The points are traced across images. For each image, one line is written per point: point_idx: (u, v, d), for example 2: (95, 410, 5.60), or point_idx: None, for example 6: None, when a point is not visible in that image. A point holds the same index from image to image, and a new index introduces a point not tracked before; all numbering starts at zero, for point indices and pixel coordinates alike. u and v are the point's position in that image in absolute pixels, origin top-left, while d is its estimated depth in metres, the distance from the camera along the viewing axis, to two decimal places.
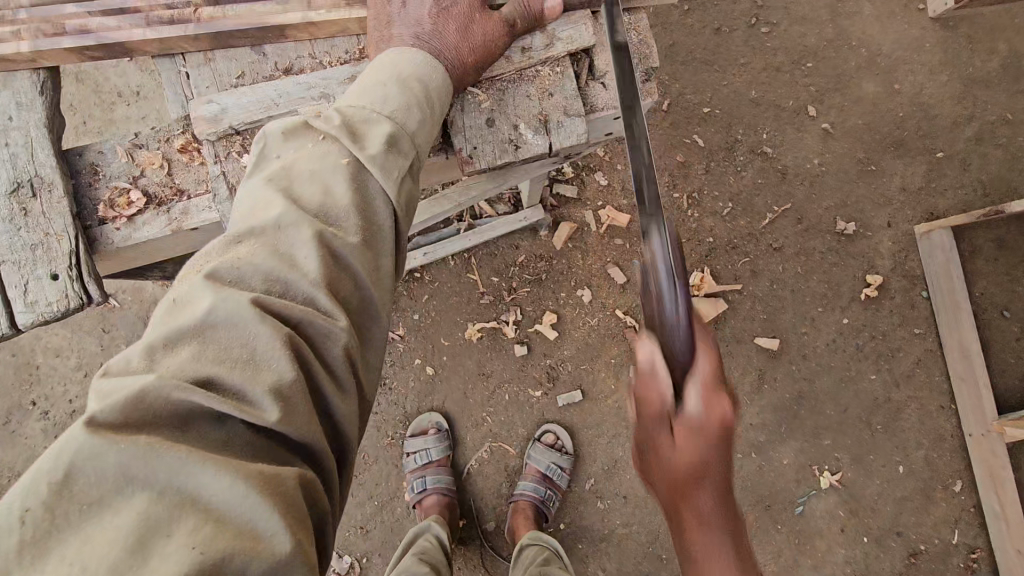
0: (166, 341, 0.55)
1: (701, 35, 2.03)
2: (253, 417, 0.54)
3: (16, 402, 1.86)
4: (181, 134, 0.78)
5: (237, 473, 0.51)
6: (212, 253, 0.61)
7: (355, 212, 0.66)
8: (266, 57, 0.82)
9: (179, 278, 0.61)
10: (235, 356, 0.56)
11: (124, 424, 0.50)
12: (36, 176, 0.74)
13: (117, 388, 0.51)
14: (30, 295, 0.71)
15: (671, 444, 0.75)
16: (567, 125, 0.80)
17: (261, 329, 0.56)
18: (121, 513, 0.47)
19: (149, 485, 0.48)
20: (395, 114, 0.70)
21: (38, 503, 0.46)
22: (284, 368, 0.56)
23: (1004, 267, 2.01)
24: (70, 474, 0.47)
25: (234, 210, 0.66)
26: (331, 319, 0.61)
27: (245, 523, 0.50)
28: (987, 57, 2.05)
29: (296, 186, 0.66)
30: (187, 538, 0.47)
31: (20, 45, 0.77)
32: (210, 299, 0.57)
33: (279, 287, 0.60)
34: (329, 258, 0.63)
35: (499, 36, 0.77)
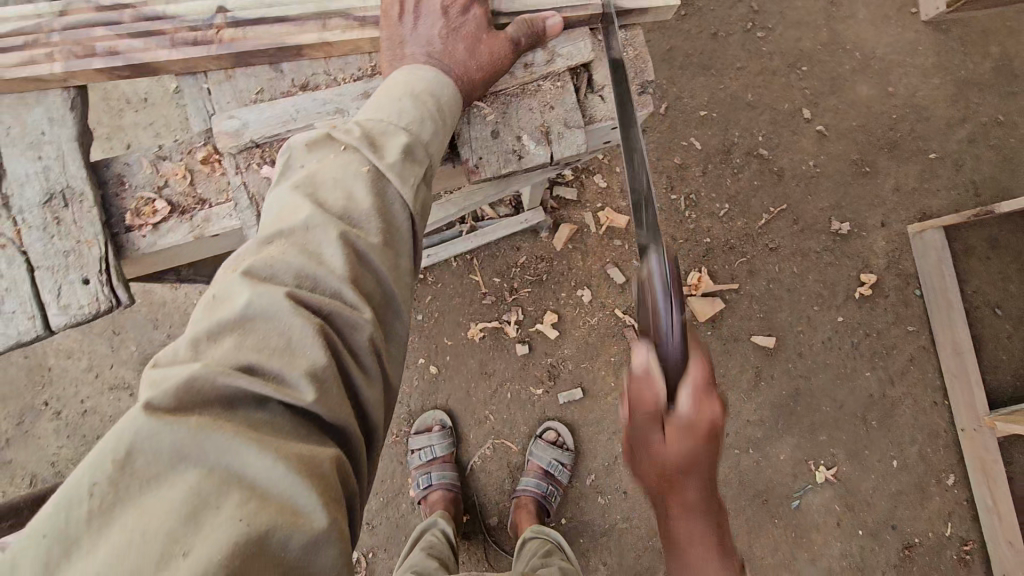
0: (209, 333, 0.59)
1: (699, 40, 2.07)
2: (293, 399, 0.58)
3: (29, 402, 1.91)
4: (203, 146, 0.83)
5: (277, 453, 0.55)
6: (247, 253, 0.65)
7: (376, 214, 0.71)
8: (283, 74, 0.86)
9: (217, 277, 0.65)
10: (272, 345, 0.60)
11: (176, 407, 0.54)
12: (68, 187, 0.78)
13: (169, 375, 0.55)
14: (63, 298, 0.76)
15: (663, 444, 0.82)
16: (567, 136, 0.84)
17: (295, 320, 0.61)
18: (176, 487, 0.51)
19: (200, 462, 0.53)
20: (410, 126, 0.75)
21: (105, 477, 0.50)
22: (317, 355, 0.61)
23: (996, 266, 2.05)
24: (131, 451, 0.51)
25: (264, 215, 0.70)
26: (358, 312, 0.66)
27: (286, 499, 0.54)
28: (978, 60, 2.09)
29: (321, 191, 0.70)
30: (234, 510, 0.51)
31: (54, 66, 0.81)
32: (248, 293, 0.61)
33: (309, 283, 0.64)
34: (353, 255, 0.67)
35: (504, 55, 0.81)
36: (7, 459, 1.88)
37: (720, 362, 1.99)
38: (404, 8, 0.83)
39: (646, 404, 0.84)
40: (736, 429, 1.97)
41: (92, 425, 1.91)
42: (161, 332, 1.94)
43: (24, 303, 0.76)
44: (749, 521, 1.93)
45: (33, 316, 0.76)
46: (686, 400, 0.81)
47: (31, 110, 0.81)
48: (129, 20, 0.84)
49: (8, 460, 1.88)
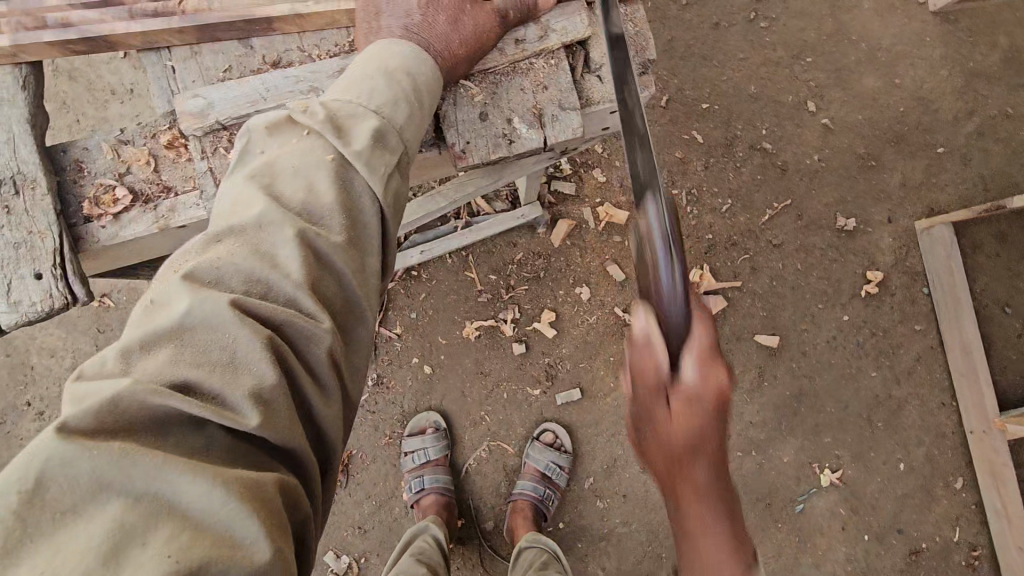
0: (142, 343, 0.53)
1: (700, 30, 2.01)
2: (233, 422, 0.52)
3: (11, 403, 1.85)
4: (168, 129, 0.77)
5: (215, 478, 0.49)
6: (191, 253, 0.59)
7: (339, 211, 0.65)
8: (254, 50, 0.80)
9: (157, 279, 0.59)
10: (213, 359, 0.54)
11: (97, 430, 0.48)
12: (18, 174, 0.72)
13: (92, 392, 0.49)
14: (12, 294, 0.70)
15: (668, 417, 0.75)
16: (562, 119, 0.78)
17: (240, 332, 0.55)
18: (95, 521, 0.46)
19: (123, 491, 0.47)
20: (382, 109, 0.69)
21: (8, 511, 0.44)
22: (264, 372, 0.55)
23: (1005, 263, 1.99)
24: (42, 480, 0.45)
25: (215, 210, 0.64)
26: (315, 321, 0.60)
27: (224, 530, 0.48)
28: (987, 51, 2.03)
29: (279, 184, 0.64)
30: (161, 546, 0.45)
31: (1, 40, 0.76)
32: (188, 301, 0.55)
33: (261, 288, 0.59)
34: (311, 258, 0.61)
35: (490, 28, 0.76)
36: None
37: None
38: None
39: (647, 376, 0.77)
40: (738, 431, 1.91)
41: None
42: None
43: None
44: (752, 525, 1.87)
45: None
46: (690, 367, 0.75)
47: None
48: None
49: None
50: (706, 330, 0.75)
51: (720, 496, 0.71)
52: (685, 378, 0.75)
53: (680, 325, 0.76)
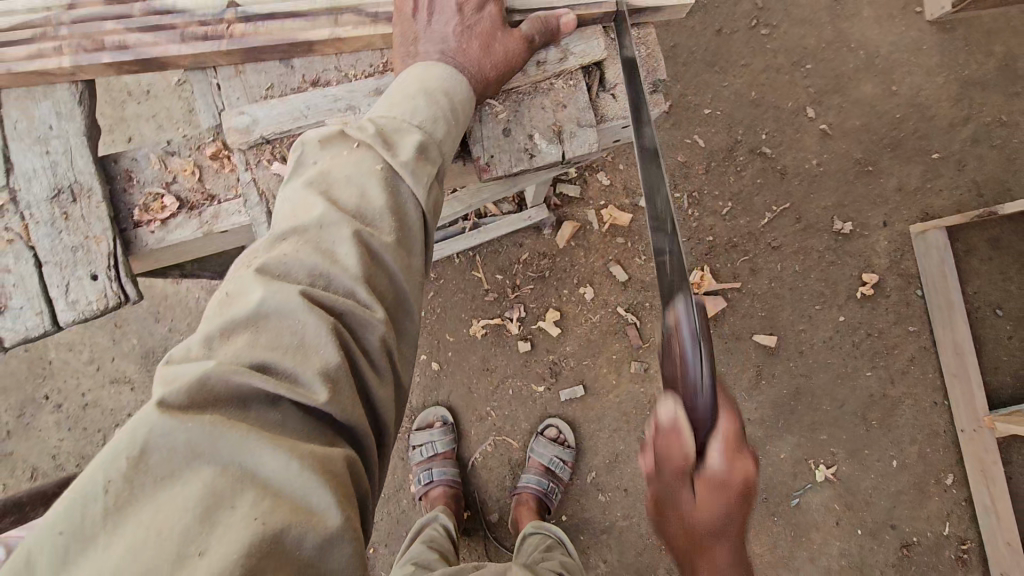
0: (223, 330, 0.59)
1: (703, 36, 2.06)
2: (305, 398, 0.58)
3: (30, 396, 1.90)
4: (213, 142, 0.82)
5: (291, 451, 0.55)
6: (260, 250, 0.65)
7: (388, 214, 0.70)
8: (294, 70, 0.85)
9: (230, 274, 0.65)
10: (286, 343, 0.60)
11: (189, 405, 0.54)
12: (75, 183, 0.77)
13: (183, 372, 0.55)
14: (70, 294, 0.75)
15: (693, 496, 0.82)
16: (580, 135, 0.83)
17: (308, 318, 0.61)
18: (190, 484, 0.51)
19: (213, 460, 0.52)
20: (424, 125, 0.74)
21: (118, 475, 0.50)
22: (329, 355, 0.61)
23: (998, 266, 2.06)
24: (144, 449, 0.51)
25: (277, 212, 0.70)
26: (370, 312, 0.65)
27: (300, 495, 0.54)
28: (983, 60, 2.09)
29: (335, 190, 0.70)
30: (248, 509, 0.51)
31: (62, 61, 0.80)
32: (261, 292, 0.61)
33: (323, 281, 0.65)
34: (367, 255, 0.67)
35: (518, 53, 0.81)
36: (7, 452, 1.88)
37: (721, 360, 1.99)
38: (418, 4, 0.82)
39: (675, 450, 0.82)
40: None
41: (93, 418, 1.90)
42: (163, 325, 1.93)
43: (31, 299, 0.75)
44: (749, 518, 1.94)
45: (40, 312, 0.75)
46: (718, 458, 0.82)
47: (38, 103, 0.80)
48: (139, 13, 0.83)
49: (8, 453, 1.88)
50: (731, 421, 0.82)
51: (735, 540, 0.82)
52: (712, 466, 0.82)
53: (707, 417, 0.82)
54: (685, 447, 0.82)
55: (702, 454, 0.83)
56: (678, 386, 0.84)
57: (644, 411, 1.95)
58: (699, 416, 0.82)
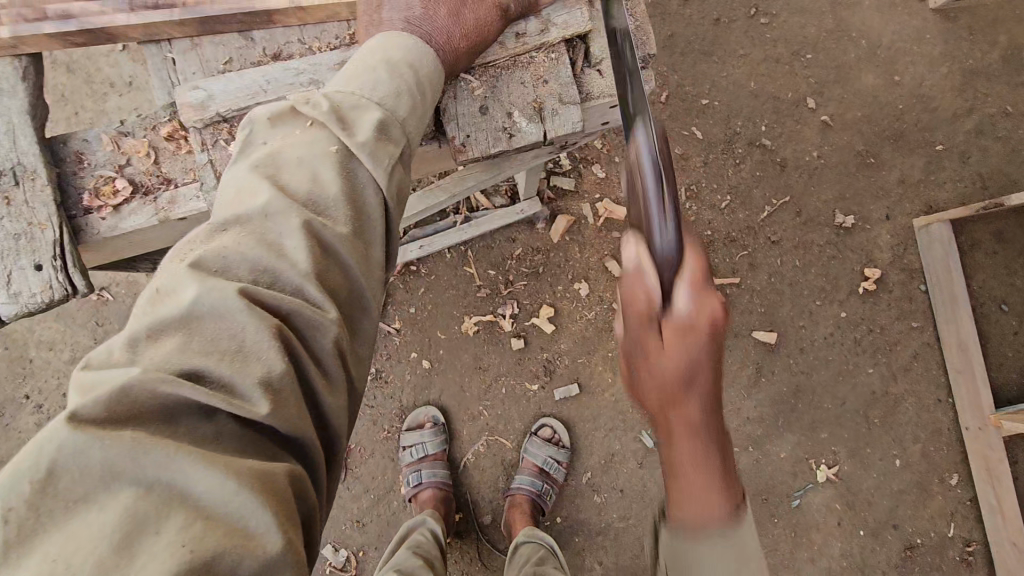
0: (150, 333, 0.54)
1: (701, 26, 2.00)
2: (245, 412, 0.52)
3: (9, 395, 1.85)
4: (168, 121, 0.77)
5: (226, 468, 0.49)
6: (196, 242, 0.60)
7: (342, 203, 0.65)
8: (255, 43, 0.80)
9: (162, 267, 0.59)
10: (222, 348, 0.54)
11: (108, 420, 0.48)
12: (18, 165, 0.72)
13: (102, 381, 0.50)
14: (12, 285, 0.70)
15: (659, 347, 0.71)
16: (562, 112, 0.78)
17: (248, 320, 0.55)
18: (106, 508, 0.46)
19: (134, 480, 0.47)
20: (385, 101, 0.69)
21: (22, 501, 0.44)
22: (272, 360, 0.55)
23: (1003, 261, 2.00)
24: (53, 470, 0.45)
25: (220, 198, 0.64)
26: (320, 312, 0.60)
27: (236, 519, 0.49)
28: (987, 49, 2.03)
29: (283, 174, 0.64)
30: (175, 535, 0.46)
31: (0, 31, 0.75)
32: (195, 288, 0.55)
33: (267, 277, 0.59)
34: (317, 247, 0.62)
35: (492, 22, 0.76)
36: None
37: None
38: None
39: (637, 304, 0.74)
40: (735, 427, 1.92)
41: None
42: None
43: None
44: None
45: None
46: (683, 296, 0.71)
47: None
48: None
49: None
50: (699, 264, 0.73)
51: (710, 427, 0.70)
52: (677, 308, 0.71)
53: (670, 258, 0.74)
54: (648, 285, 0.73)
55: (667, 295, 0.73)
56: (641, 224, 0.77)
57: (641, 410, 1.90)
58: (660, 224, 0.75)
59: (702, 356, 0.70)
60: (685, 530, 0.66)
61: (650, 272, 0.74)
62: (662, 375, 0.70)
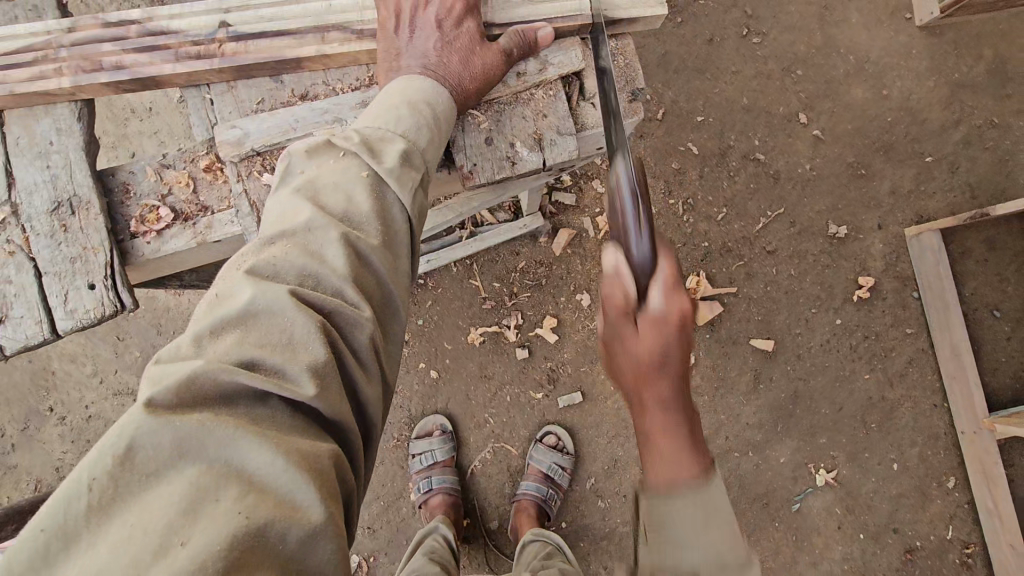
0: (212, 330, 0.61)
1: (694, 45, 2.08)
2: (292, 393, 0.60)
3: (35, 408, 1.93)
4: (206, 154, 0.85)
5: (277, 447, 0.57)
6: (250, 254, 0.67)
7: (374, 217, 0.73)
8: (283, 85, 0.87)
9: (219, 277, 0.67)
10: (274, 341, 0.62)
11: (178, 405, 0.55)
12: (75, 196, 0.80)
13: (172, 370, 0.57)
14: (69, 303, 0.78)
15: (635, 333, 0.80)
16: (560, 143, 0.86)
17: (296, 317, 0.63)
18: (176, 482, 0.53)
19: (200, 458, 0.54)
20: (407, 133, 0.77)
21: (105, 472, 0.51)
22: (318, 351, 0.62)
23: (994, 267, 2.06)
24: (131, 447, 0.52)
25: (265, 219, 0.72)
26: (358, 310, 0.68)
27: (285, 494, 0.56)
28: (973, 63, 2.10)
29: (322, 196, 0.72)
30: (233, 503, 0.53)
31: (62, 82, 0.82)
32: (251, 291, 0.63)
33: (312, 281, 0.67)
34: (354, 256, 0.69)
35: (496, 65, 0.83)
36: (12, 465, 1.91)
37: (719, 365, 2.00)
38: (399, 19, 0.84)
39: (615, 297, 0.82)
40: (734, 432, 1.97)
41: (96, 430, 1.93)
42: (164, 337, 1.96)
43: (31, 309, 0.78)
44: (749, 524, 1.94)
45: (40, 321, 0.78)
46: (658, 295, 0.79)
47: (39, 121, 0.83)
48: (134, 34, 0.84)
49: (13, 466, 1.92)
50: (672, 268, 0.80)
51: (682, 396, 0.76)
52: (652, 303, 0.79)
53: (646, 266, 0.81)
54: (624, 285, 0.81)
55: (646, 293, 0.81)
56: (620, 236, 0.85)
57: None
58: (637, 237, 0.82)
59: (671, 353, 0.77)
60: (657, 494, 0.69)
61: (626, 271, 0.81)
62: (634, 355, 0.79)
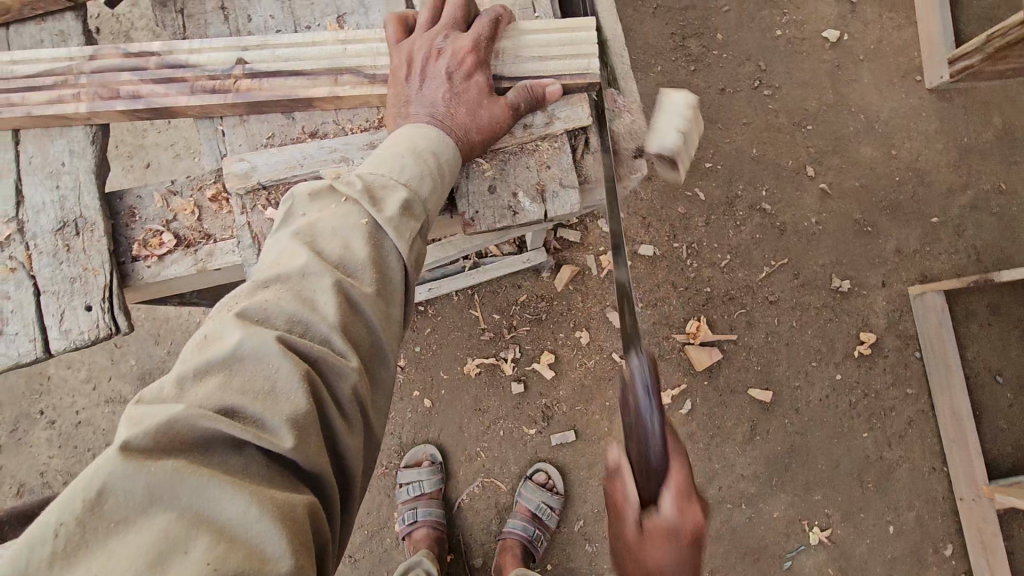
0: (196, 372, 0.61)
1: (707, 93, 2.11)
2: (272, 444, 0.59)
3: (26, 410, 1.93)
4: (213, 183, 0.86)
5: (250, 497, 0.56)
6: (242, 296, 0.68)
7: (370, 265, 0.73)
8: (295, 121, 0.89)
9: (210, 318, 0.67)
10: (258, 388, 0.61)
11: (154, 448, 0.55)
12: (81, 218, 0.81)
13: (151, 413, 0.56)
14: (64, 323, 0.79)
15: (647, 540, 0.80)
16: (562, 195, 0.87)
17: (282, 364, 0.63)
18: (145, 530, 0.52)
19: (172, 506, 0.53)
20: (409, 182, 0.78)
21: (73, 516, 0.50)
22: (299, 401, 0.62)
23: (997, 332, 2.04)
24: (101, 492, 0.51)
25: (261, 261, 0.73)
26: (344, 360, 0.67)
27: (255, 544, 0.54)
28: (982, 128, 2.11)
29: (318, 241, 0.73)
30: (201, 555, 0.51)
31: (79, 106, 0.83)
32: (240, 335, 0.63)
33: (301, 327, 0.67)
34: (345, 303, 0.70)
35: (503, 119, 0.84)
36: None
37: (716, 413, 1.97)
38: (411, 68, 0.84)
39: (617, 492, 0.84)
40: (728, 483, 1.94)
41: (84, 437, 1.92)
42: (162, 348, 1.96)
43: (27, 326, 0.78)
44: None
45: (33, 339, 0.78)
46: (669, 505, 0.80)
47: (53, 141, 0.85)
48: (153, 66, 0.86)
49: None
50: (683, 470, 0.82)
51: None
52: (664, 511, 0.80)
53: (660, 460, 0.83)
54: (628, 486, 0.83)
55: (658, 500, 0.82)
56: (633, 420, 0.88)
57: None
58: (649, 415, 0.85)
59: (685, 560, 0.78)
60: None
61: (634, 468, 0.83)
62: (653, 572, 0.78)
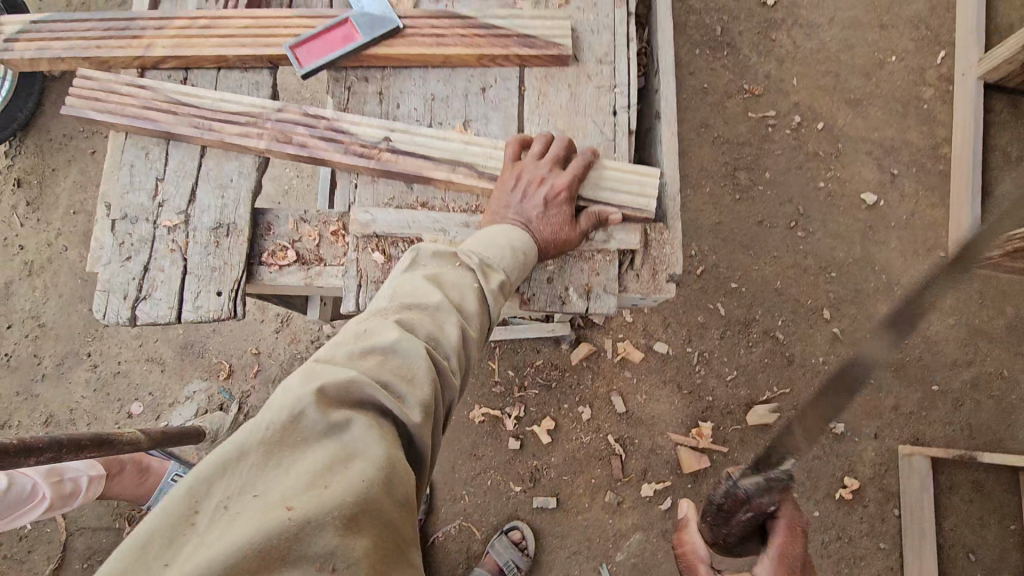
0: (362, 351, 0.79)
1: (746, 222, 2.33)
2: (406, 419, 0.76)
3: (76, 350, 2.14)
4: (337, 221, 1.09)
5: (393, 450, 0.72)
6: (394, 308, 0.86)
7: (479, 315, 0.93)
8: (412, 190, 1.12)
9: (368, 316, 0.85)
10: (403, 376, 0.79)
11: (333, 397, 0.71)
12: (232, 223, 1.05)
13: (333, 371, 0.74)
14: (198, 300, 1.01)
15: None
16: (603, 298, 1.08)
17: (422, 366, 0.80)
18: (323, 447, 0.68)
19: (342, 438, 0.70)
20: (507, 270, 0.98)
21: (278, 423, 0.67)
22: (429, 395, 0.80)
23: (978, 510, 2.12)
24: (299, 413, 0.68)
25: (401, 286, 0.91)
26: (454, 376, 0.86)
27: (391, 481, 0.70)
28: (995, 314, 2.27)
29: (447, 285, 0.93)
30: (359, 479, 0.68)
31: (260, 143, 1.08)
32: (396, 335, 0.81)
33: (433, 344, 0.85)
34: (462, 339, 0.89)
35: (578, 235, 1.06)
36: (37, 393, 2.11)
37: None
38: (518, 182, 1.06)
39: None
40: None
41: (119, 387, 2.12)
42: (209, 325, 2.17)
43: (170, 296, 1.01)
44: None
45: (172, 306, 1.01)
46: None
47: (228, 160, 1.09)
48: (322, 126, 1.11)
49: (37, 394, 2.11)
50: None
51: None
52: None
53: None
54: None
55: None
56: None
57: (606, 542, 2.04)
58: None
59: None
60: None
61: None
62: None
